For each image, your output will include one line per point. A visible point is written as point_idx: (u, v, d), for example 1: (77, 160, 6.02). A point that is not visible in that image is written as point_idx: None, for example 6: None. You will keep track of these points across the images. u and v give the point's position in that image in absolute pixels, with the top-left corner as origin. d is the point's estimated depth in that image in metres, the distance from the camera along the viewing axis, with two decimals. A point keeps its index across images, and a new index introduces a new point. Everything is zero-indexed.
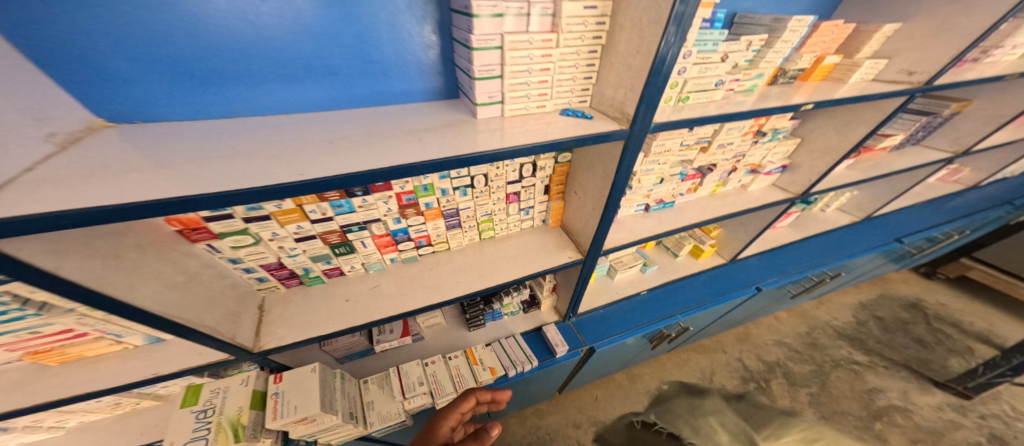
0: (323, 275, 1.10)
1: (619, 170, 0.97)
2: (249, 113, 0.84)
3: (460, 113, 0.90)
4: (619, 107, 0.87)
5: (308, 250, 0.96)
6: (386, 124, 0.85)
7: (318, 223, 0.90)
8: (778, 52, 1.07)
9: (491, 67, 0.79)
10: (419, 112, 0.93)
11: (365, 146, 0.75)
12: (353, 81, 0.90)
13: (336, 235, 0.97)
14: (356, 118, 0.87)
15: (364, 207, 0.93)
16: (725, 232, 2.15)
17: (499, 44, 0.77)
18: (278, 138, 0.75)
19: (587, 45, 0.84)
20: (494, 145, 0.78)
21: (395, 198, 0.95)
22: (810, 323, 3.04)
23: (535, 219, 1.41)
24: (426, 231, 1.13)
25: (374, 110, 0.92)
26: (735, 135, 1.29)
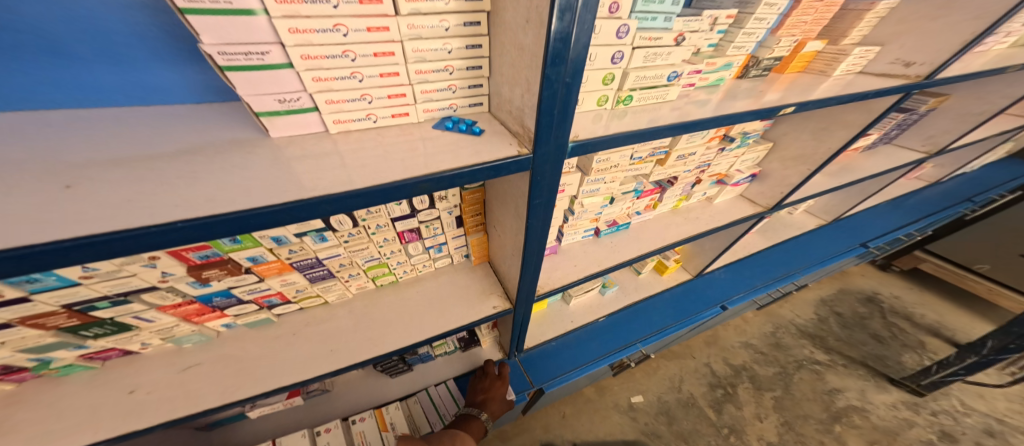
0: (84, 362, 0.68)
1: (533, 211, 0.67)
2: None
3: (242, 129, 0.53)
4: (518, 117, 0.55)
5: (6, 343, 0.55)
6: (60, 141, 0.46)
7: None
8: (749, 34, 0.79)
9: (258, 49, 0.42)
10: (159, 121, 0.55)
11: None
12: (11, 65, 0.49)
13: (63, 316, 0.56)
14: (4, 131, 0.47)
15: (98, 274, 0.53)
16: (690, 248, 1.96)
17: (259, 6, 0.40)
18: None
19: (457, 12, 0.51)
20: (287, 186, 0.44)
21: (170, 256, 0.58)
22: (776, 322, 2.87)
23: (453, 256, 1.10)
24: (271, 290, 0.77)
25: (65, 117, 0.53)
26: (698, 142, 1.01)
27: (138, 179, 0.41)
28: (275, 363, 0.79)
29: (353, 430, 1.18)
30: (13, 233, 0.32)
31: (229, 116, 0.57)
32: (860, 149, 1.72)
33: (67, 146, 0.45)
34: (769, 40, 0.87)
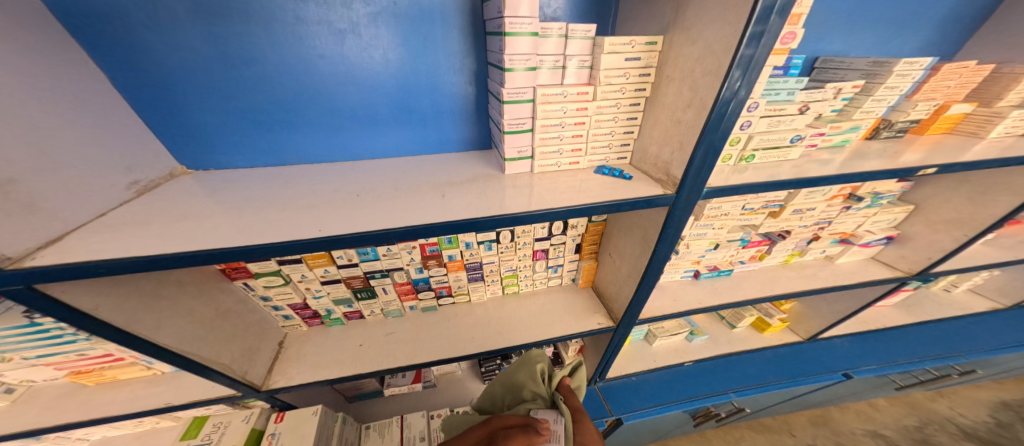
0: (343, 318, 1.02)
1: (662, 240, 0.83)
2: (301, 160, 0.83)
3: (487, 168, 0.83)
4: (664, 168, 0.75)
5: (332, 293, 0.91)
6: (425, 176, 0.78)
7: (346, 268, 0.84)
8: (880, 100, 0.86)
9: (521, 120, 0.74)
10: (451, 165, 0.85)
11: (387, 200, 0.66)
12: (393, 131, 0.85)
13: (359, 280, 0.91)
14: (397, 168, 0.82)
15: (388, 255, 0.87)
16: (800, 309, 1.81)
17: (531, 97, 0.72)
18: (316, 188, 0.70)
19: (628, 98, 0.77)
20: (519, 206, 0.69)
21: (418, 249, 0.89)
22: (922, 416, 2.25)
23: (564, 277, 1.28)
24: (447, 282, 1.07)
25: (416, 162, 0.86)
26: (818, 199, 1.06)
27: (459, 197, 0.70)
28: (438, 342, 1.05)
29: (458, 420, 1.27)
30: (417, 218, 0.62)
31: (478, 160, 0.87)
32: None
33: (423, 178, 0.77)
34: (902, 105, 0.93)
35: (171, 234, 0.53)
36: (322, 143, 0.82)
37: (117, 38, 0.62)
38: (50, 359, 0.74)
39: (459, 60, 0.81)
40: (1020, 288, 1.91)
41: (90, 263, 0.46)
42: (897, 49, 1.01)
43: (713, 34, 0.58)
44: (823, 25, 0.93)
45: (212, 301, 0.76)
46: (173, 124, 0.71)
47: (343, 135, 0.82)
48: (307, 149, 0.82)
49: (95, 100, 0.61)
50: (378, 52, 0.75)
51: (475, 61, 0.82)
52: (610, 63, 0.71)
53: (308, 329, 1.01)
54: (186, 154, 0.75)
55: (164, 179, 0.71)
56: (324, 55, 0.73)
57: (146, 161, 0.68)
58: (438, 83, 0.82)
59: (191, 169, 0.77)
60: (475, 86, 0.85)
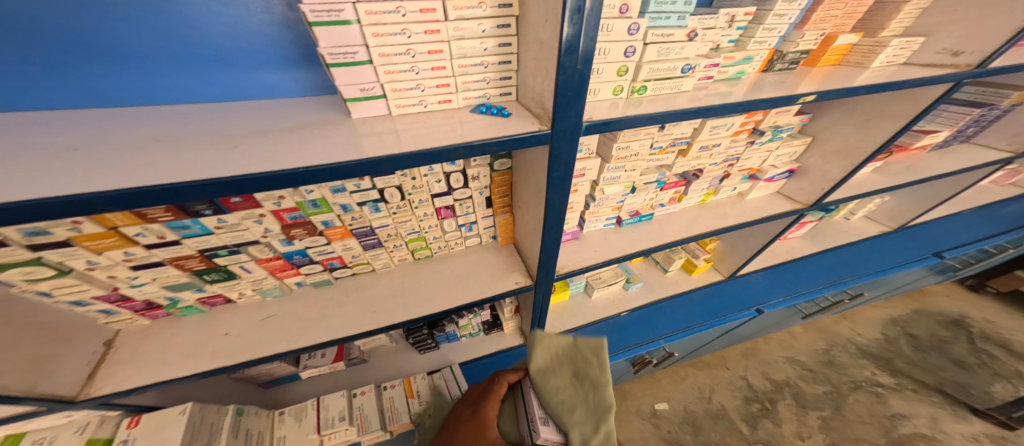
0: (199, 305, 0.87)
1: (551, 186, 0.74)
2: (12, 109, 0.60)
3: (335, 113, 0.68)
4: (540, 101, 0.65)
5: (159, 279, 0.73)
6: (244, 124, 0.63)
7: (161, 247, 0.67)
8: (769, 30, 0.85)
9: (351, 50, 0.58)
10: (286, 110, 0.69)
11: (151, 156, 0.50)
12: (165, 70, 0.66)
13: (197, 260, 0.74)
14: (186, 116, 0.65)
15: (226, 228, 0.70)
16: (723, 246, 1.91)
17: (353, 17, 0.55)
18: (28, 141, 0.52)
19: (492, 16, 0.63)
20: (365, 151, 0.56)
21: (271, 216, 0.73)
22: (830, 339, 2.56)
23: (482, 236, 1.16)
24: (334, 253, 0.90)
25: (226, 109, 0.70)
26: (722, 134, 1.05)
27: (272, 147, 0.55)
28: (330, 321, 0.92)
29: (384, 395, 1.22)
30: (191, 172, 0.47)
31: (330, 106, 0.71)
32: (929, 147, 1.63)
33: (231, 128, 0.61)
34: (793, 34, 0.90)
35: None
36: (52, 84, 0.61)
37: None
38: None
39: None
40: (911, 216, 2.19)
41: None
42: None
43: None
44: None
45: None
46: None
47: (75, 73, 0.61)
48: (11, 91, 0.59)
49: None
50: None
51: None
52: None
53: (152, 321, 0.85)
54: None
55: None
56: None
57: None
58: (228, 7, 0.64)
59: None
60: (288, 15, 0.69)
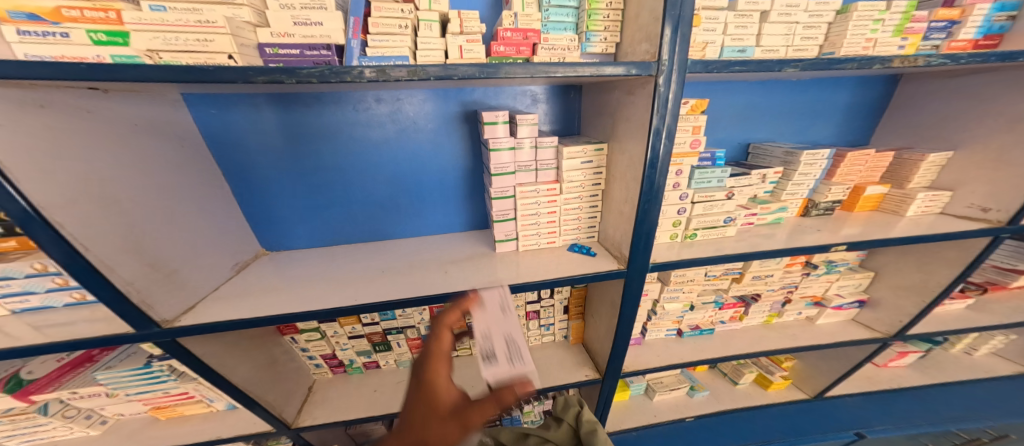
0: (363, 366, 1.22)
1: (625, 304, 0.99)
2: (344, 241, 1.14)
3: (482, 247, 1.06)
4: (618, 247, 0.95)
5: (356, 345, 1.14)
6: (434, 255, 1.03)
7: (368, 325, 1.09)
8: (798, 183, 1.09)
9: (505, 211, 0.97)
10: (455, 244, 1.10)
11: (399, 279, 0.90)
12: (411, 217, 1.15)
13: (379, 335, 1.14)
14: (415, 246, 1.10)
15: (404, 316, 1.11)
16: (802, 365, 1.86)
17: (512, 193, 0.95)
18: (353, 267, 0.99)
19: (588, 190, 1.00)
20: (506, 279, 0.89)
21: (428, 310, 1.11)
22: None
23: (557, 334, 1.39)
24: (452, 338, 1.23)
25: (432, 240, 1.14)
26: (773, 267, 1.23)
27: (456, 274, 0.92)
28: None
29: None
30: (420, 291, 0.85)
31: (477, 240, 1.11)
32: None
33: (432, 257, 1.02)
34: (821, 187, 1.12)
35: (261, 303, 0.81)
36: (361, 229, 1.14)
37: (238, 164, 0.97)
38: (143, 395, 0.99)
39: (462, 163, 1.11)
40: None
41: (213, 323, 0.73)
42: (819, 136, 1.24)
43: (633, 150, 0.83)
44: (746, 118, 1.18)
45: (271, 351, 1.02)
46: (261, 220, 1.06)
47: (374, 221, 1.14)
48: (347, 232, 1.14)
49: (224, 209, 0.96)
50: (405, 163, 1.07)
51: (476, 163, 1.12)
52: (570, 166, 0.96)
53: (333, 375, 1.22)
54: (268, 240, 1.09)
55: (252, 260, 1.03)
56: (366, 167, 1.06)
57: (242, 249, 1.00)
58: (448, 182, 1.13)
59: (268, 250, 1.10)
60: (475, 184, 1.15)
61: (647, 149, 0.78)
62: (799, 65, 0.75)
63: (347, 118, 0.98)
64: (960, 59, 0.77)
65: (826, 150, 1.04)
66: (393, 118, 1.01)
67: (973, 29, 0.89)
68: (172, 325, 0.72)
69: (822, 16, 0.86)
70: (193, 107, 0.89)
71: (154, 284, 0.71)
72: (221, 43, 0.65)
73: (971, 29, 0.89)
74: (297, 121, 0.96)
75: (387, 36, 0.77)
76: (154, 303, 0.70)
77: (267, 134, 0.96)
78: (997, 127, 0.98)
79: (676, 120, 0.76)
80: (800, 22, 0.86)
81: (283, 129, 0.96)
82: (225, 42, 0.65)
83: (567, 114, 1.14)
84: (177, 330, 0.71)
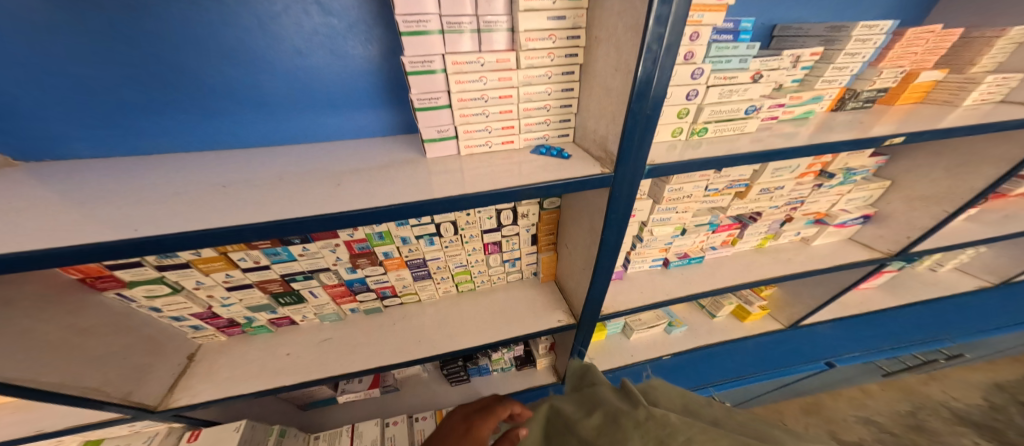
0: (269, 325, 0.88)
1: (608, 226, 0.73)
2: (174, 149, 0.74)
3: (411, 152, 0.73)
4: (602, 143, 0.65)
5: (245, 299, 0.77)
6: (327, 163, 0.68)
7: (255, 271, 0.71)
8: (840, 68, 0.81)
9: (434, 95, 0.62)
10: (367, 150, 0.75)
11: (264, 192, 0.57)
12: (287, 114, 0.77)
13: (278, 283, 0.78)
14: (297, 153, 0.74)
15: (307, 255, 0.73)
16: (781, 293, 1.75)
17: (441, 66, 0.60)
18: (182, 179, 0.61)
19: (558, 65, 0.65)
20: (438, 190, 0.58)
21: (345, 246, 0.75)
22: (914, 402, 2.12)
23: (524, 272, 1.14)
24: (388, 282, 0.90)
25: (331, 147, 0.79)
26: (785, 177, 1.01)
27: (345, 189, 0.58)
28: (375, 350, 0.90)
29: (416, 427, 1.20)
30: (285, 211, 0.51)
31: (405, 146, 0.77)
32: None
33: (321, 167, 0.66)
34: (867, 72, 0.86)
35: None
36: (203, 130, 0.73)
37: None
38: None
39: (363, 29, 0.72)
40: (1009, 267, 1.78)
41: None
42: (860, 16, 0.96)
43: None
44: None
45: (83, 315, 0.62)
46: None
47: (225, 118, 0.73)
48: (177, 135, 0.72)
49: None
50: (257, 19, 0.65)
51: (388, 32, 0.74)
52: (529, 23, 0.59)
53: (228, 339, 0.87)
54: (14, 143, 0.64)
55: None
56: (185, 14, 0.62)
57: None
58: (340, 58, 0.74)
59: (20, 160, 0.66)
60: (388, 64, 0.78)
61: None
62: None
63: None
64: None
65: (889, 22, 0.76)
66: None
67: None
68: None
69: None
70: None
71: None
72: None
73: None
74: None
75: None
76: None
77: None
78: None
79: None
80: None
81: None
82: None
83: None
84: None
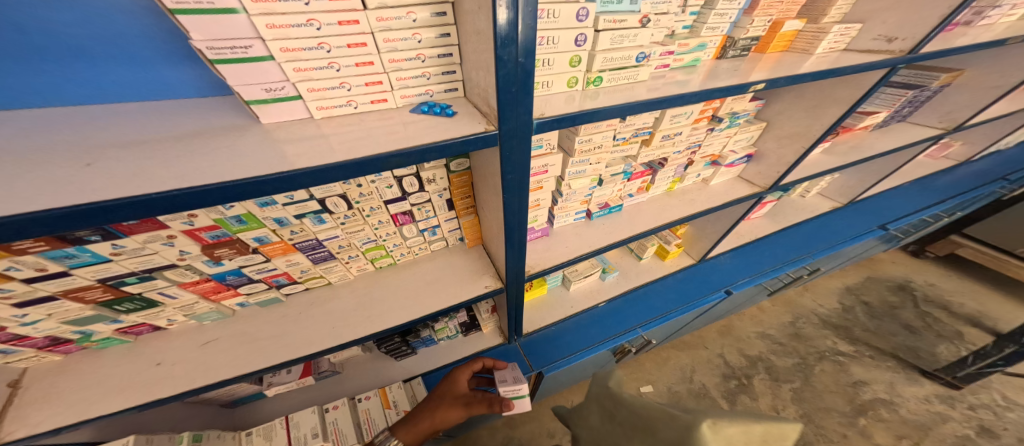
0: (119, 335, 0.73)
1: (506, 183, 0.71)
2: None
3: (240, 118, 0.60)
4: (485, 97, 0.61)
5: (56, 314, 0.61)
6: (114, 134, 0.53)
7: (48, 280, 0.55)
8: (721, 15, 0.85)
9: (241, 44, 0.48)
10: (182, 115, 0.60)
11: (9, 172, 0.42)
12: (27, 64, 0.56)
13: (101, 290, 0.62)
14: (61, 121, 0.56)
15: (129, 253, 0.59)
16: (693, 231, 1.96)
17: (239, 5, 0.46)
18: None
19: (422, 4, 0.56)
20: (295, 160, 0.50)
21: (187, 236, 0.62)
22: (795, 312, 2.63)
23: (448, 239, 1.11)
24: (277, 270, 0.81)
25: (121, 110, 0.61)
26: (682, 123, 1.07)
27: (136, 160, 0.46)
28: (283, 341, 0.82)
29: (358, 408, 1.18)
30: (49, 199, 0.38)
31: (237, 110, 0.63)
32: (871, 125, 1.68)
33: (99, 138, 0.51)
34: (743, 20, 0.90)
35: None
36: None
37: None
38: None
39: None
40: (851, 188, 2.19)
41: None
42: None
43: None
44: None
45: None
46: None
47: None
48: None
49: None
50: None
51: None
52: None
53: (65, 358, 0.72)
54: None
55: None
56: None
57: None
58: None
59: None
60: None
61: None
62: None
63: None
64: None
65: None
66: None
67: None
68: None
69: None
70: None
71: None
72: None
73: None
74: None
75: None
76: None
77: None
78: None
79: None
80: None
81: None
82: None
83: None
84: None
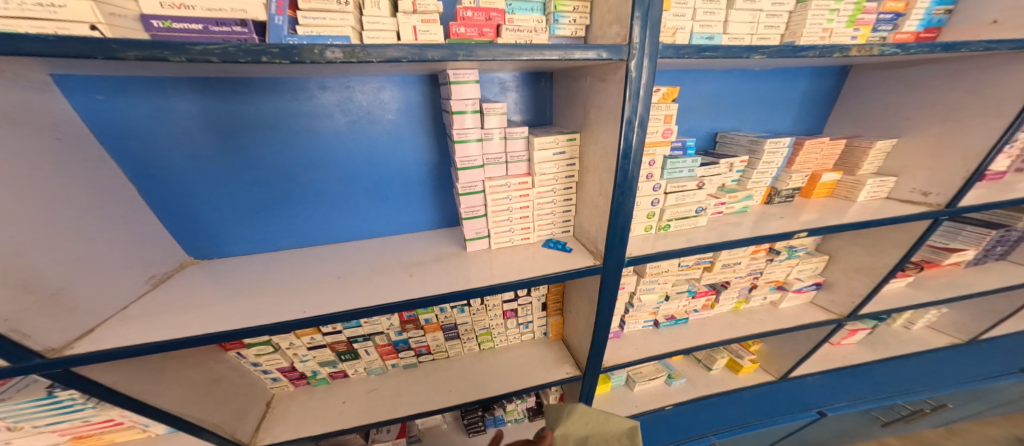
0: (328, 378, 1.09)
1: (601, 299, 0.96)
2: (289, 245, 1.05)
3: (453, 247, 1.01)
4: (593, 241, 0.92)
5: (318, 356, 1.01)
6: (398, 258, 0.97)
7: (330, 334, 0.97)
8: (762, 173, 1.12)
9: (476, 207, 0.91)
10: (422, 244, 1.05)
11: (364, 281, 0.86)
12: (366, 216, 1.08)
13: (343, 344, 1.02)
14: (374, 249, 1.03)
15: (370, 322, 1.00)
16: (768, 349, 1.92)
17: (481, 188, 0.90)
18: (302, 275, 0.90)
19: (561, 184, 0.96)
20: (481, 278, 0.84)
21: (397, 315, 1.01)
22: None
23: (536, 332, 1.34)
24: (425, 342, 1.12)
25: (396, 240, 1.08)
26: (740, 255, 1.27)
27: (424, 275, 0.86)
28: (417, 399, 1.07)
29: None
30: (388, 297, 0.78)
31: (447, 240, 1.06)
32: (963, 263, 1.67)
33: (395, 261, 0.95)
34: (782, 176, 1.16)
35: (197, 317, 0.73)
36: (310, 231, 1.05)
37: (145, 161, 0.84)
38: (57, 427, 0.81)
39: (425, 159, 1.05)
40: (973, 324, 2.00)
41: (109, 350, 0.62)
42: (780, 126, 1.29)
43: (605, 139, 0.81)
44: (709, 112, 1.20)
45: (215, 367, 0.91)
46: (183, 223, 0.94)
47: (324, 223, 1.05)
48: (293, 236, 1.04)
49: (128, 209, 0.83)
50: (353, 159, 1.00)
51: (441, 161, 1.07)
52: (542, 159, 0.91)
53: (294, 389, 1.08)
54: (193, 247, 0.97)
55: (174, 271, 0.92)
56: (310, 161, 0.97)
57: (159, 259, 0.89)
58: (407, 179, 1.07)
59: (197, 258, 0.99)
60: (440, 180, 1.10)
61: (620, 140, 0.75)
62: (764, 52, 0.75)
63: (278, 106, 0.88)
64: (908, 47, 0.80)
65: (788, 139, 1.07)
66: (343, 107, 0.93)
67: (916, 22, 0.96)
68: (62, 353, 0.61)
69: (782, 4, 0.88)
70: (73, 91, 0.75)
71: (28, 308, 0.60)
72: (76, 9, 0.54)
73: (914, 22, 0.96)
74: (221, 111, 0.85)
75: (327, 13, 0.68)
76: (32, 331, 0.58)
77: (180, 127, 0.84)
78: (935, 117, 1.06)
79: (649, 111, 0.74)
80: (762, 10, 0.87)
81: (197, 119, 0.84)
82: (83, 9, 0.54)
83: (538, 101, 1.10)
84: (66, 359, 0.59)
